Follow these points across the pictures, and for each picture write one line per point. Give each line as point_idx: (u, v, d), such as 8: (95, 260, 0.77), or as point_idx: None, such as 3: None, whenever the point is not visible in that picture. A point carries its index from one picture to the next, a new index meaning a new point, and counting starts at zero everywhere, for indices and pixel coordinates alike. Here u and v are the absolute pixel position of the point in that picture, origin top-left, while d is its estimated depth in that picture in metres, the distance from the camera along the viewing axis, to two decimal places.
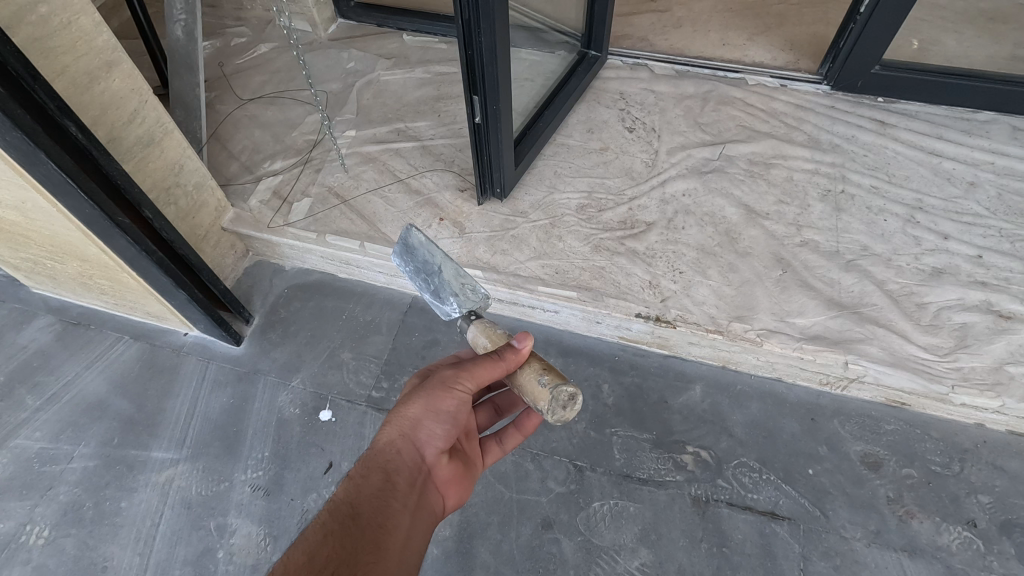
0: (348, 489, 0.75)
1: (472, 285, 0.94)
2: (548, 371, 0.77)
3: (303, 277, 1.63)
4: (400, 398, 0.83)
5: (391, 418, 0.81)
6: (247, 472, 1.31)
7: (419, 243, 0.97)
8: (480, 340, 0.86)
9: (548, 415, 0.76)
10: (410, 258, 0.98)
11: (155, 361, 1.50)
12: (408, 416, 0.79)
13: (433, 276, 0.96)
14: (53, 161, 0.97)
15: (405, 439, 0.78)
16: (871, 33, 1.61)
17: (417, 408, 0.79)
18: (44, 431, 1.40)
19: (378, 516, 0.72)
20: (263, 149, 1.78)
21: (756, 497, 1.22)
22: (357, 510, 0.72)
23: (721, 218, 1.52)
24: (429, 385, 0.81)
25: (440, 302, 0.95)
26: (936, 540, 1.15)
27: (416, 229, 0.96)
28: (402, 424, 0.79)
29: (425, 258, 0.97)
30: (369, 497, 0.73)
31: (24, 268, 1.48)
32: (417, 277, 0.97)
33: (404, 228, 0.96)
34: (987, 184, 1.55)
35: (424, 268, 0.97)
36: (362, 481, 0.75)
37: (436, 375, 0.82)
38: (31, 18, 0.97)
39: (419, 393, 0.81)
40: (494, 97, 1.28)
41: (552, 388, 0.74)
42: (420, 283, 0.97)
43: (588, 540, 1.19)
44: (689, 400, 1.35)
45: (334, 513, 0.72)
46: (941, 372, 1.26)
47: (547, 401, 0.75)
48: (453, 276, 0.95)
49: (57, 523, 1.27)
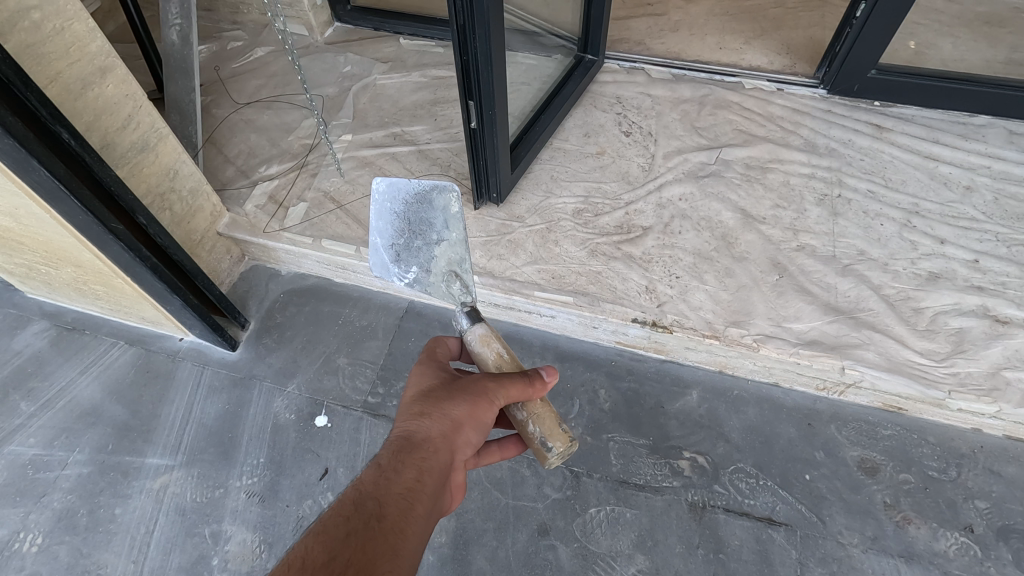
0: (377, 482, 0.68)
1: (449, 279, 0.87)
2: (560, 417, 0.81)
3: (299, 281, 1.63)
4: (440, 391, 0.77)
5: (430, 411, 0.74)
6: (242, 479, 1.30)
7: (443, 204, 0.90)
8: (489, 348, 0.81)
9: (553, 453, 0.77)
10: (413, 205, 0.90)
11: (150, 366, 1.49)
12: (451, 416, 0.73)
13: (421, 240, 0.89)
14: (46, 169, 0.97)
15: (444, 440, 0.72)
16: (867, 37, 1.62)
17: (462, 412, 0.74)
18: (38, 437, 1.39)
19: (403, 519, 0.66)
20: (259, 153, 1.78)
21: (753, 503, 1.21)
22: (384, 508, 0.66)
23: (717, 223, 1.51)
24: (475, 389, 0.75)
25: (400, 264, 0.89)
26: (933, 546, 1.15)
27: (456, 193, 0.89)
28: (444, 423, 0.73)
29: (430, 218, 0.90)
30: (397, 495, 0.68)
31: (19, 273, 1.47)
32: (403, 225, 0.90)
33: (447, 183, 0.88)
34: (983, 188, 1.55)
35: (420, 225, 0.90)
36: (393, 476, 0.69)
37: (477, 380, 0.77)
38: (23, 24, 0.96)
39: (465, 394, 0.75)
40: (490, 102, 1.28)
41: (571, 435, 0.79)
42: (401, 233, 0.90)
43: (585, 547, 1.18)
44: (686, 406, 1.35)
45: (359, 507, 0.66)
46: (938, 377, 1.26)
47: (562, 445, 0.77)
48: (445, 257, 0.89)
49: (51, 531, 1.26)
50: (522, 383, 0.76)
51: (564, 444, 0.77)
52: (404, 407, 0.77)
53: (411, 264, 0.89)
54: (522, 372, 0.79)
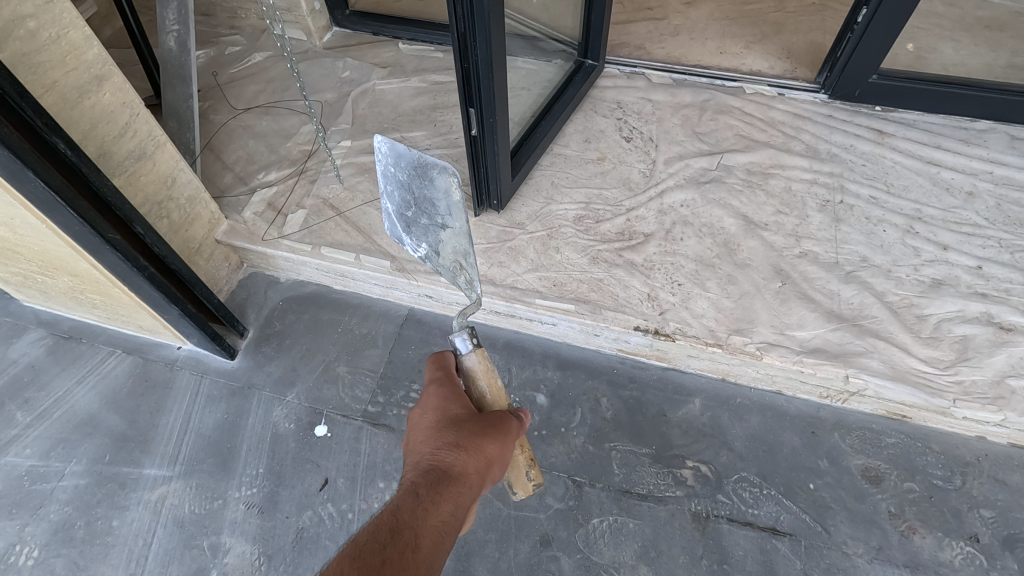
0: (412, 511, 0.67)
1: (456, 264, 0.89)
2: (534, 463, 0.86)
3: (298, 289, 1.62)
4: (474, 424, 0.75)
5: (466, 445, 0.72)
6: (241, 490, 1.29)
7: (443, 184, 0.85)
8: (483, 383, 0.80)
9: (518, 490, 0.86)
10: (414, 178, 0.87)
11: (147, 375, 1.48)
12: (486, 453, 0.71)
13: (427, 218, 0.88)
14: (42, 180, 0.96)
15: (478, 477, 0.71)
16: (868, 43, 1.61)
17: (497, 450, 0.72)
18: (34, 448, 1.38)
19: (435, 553, 0.65)
20: (257, 159, 1.77)
21: (757, 513, 1.20)
22: (419, 540, 0.65)
23: (719, 229, 1.51)
24: (505, 427, 0.75)
25: (411, 235, 0.90)
26: (938, 556, 1.14)
27: (454, 177, 0.83)
28: (477, 460, 0.71)
29: (433, 198, 0.87)
30: (431, 528, 0.66)
31: (15, 282, 1.46)
32: (409, 197, 0.89)
33: (444, 165, 0.83)
34: (986, 194, 1.54)
35: (425, 202, 0.88)
36: (429, 509, 0.67)
37: (504, 417, 0.76)
38: (19, 33, 0.96)
39: (498, 433, 0.73)
40: (491, 109, 1.27)
41: (532, 487, 0.86)
42: (408, 204, 0.90)
43: (588, 558, 1.17)
44: (688, 414, 1.34)
45: (394, 536, 0.64)
46: (943, 386, 1.25)
47: (523, 492, 0.87)
48: (451, 245, 0.88)
49: (47, 544, 1.24)
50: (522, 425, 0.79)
51: (522, 492, 0.86)
52: (436, 435, 0.75)
53: (421, 239, 0.89)
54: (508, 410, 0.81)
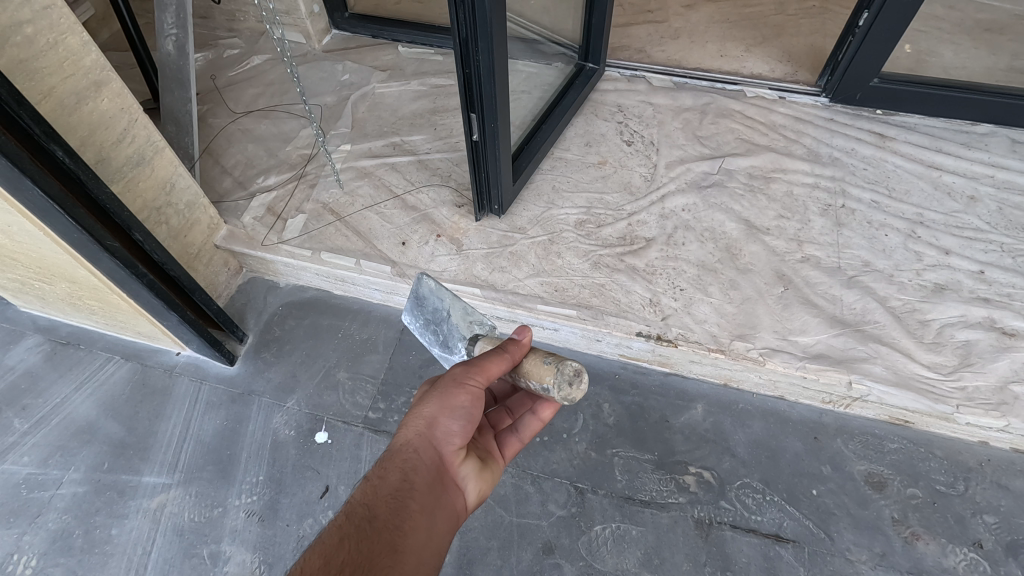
0: (366, 491, 0.73)
1: (478, 326, 0.97)
2: (552, 355, 0.79)
3: (298, 294, 1.61)
4: (416, 399, 0.82)
5: (406, 419, 0.79)
6: (241, 498, 1.28)
7: (431, 290, 0.99)
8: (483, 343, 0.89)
9: (556, 394, 0.76)
10: (423, 308, 1.01)
11: (146, 382, 1.47)
12: (422, 414, 0.78)
13: (442, 330, 0.99)
14: (39, 189, 0.94)
15: (422, 438, 0.76)
16: (869, 47, 1.61)
17: (431, 407, 0.78)
18: (32, 455, 1.37)
19: (395, 519, 0.69)
20: (256, 164, 1.76)
21: (760, 519, 1.20)
22: (375, 511, 0.70)
23: (721, 234, 1.50)
24: (444, 383, 0.79)
25: (448, 348, 0.98)
26: (941, 562, 1.13)
27: (427, 278, 0.99)
28: (417, 424, 0.77)
29: (435, 307, 0.99)
30: (385, 498, 0.71)
31: (11, 288, 1.44)
32: (428, 327, 1.01)
33: (416, 277, 0.99)
34: (987, 198, 1.54)
35: (435, 317, 1.00)
36: (379, 482, 0.73)
37: (447, 374, 0.81)
38: (16, 39, 0.94)
39: (433, 392, 0.79)
40: (492, 115, 1.26)
41: (555, 365, 0.76)
42: (430, 329, 1.01)
43: (590, 565, 1.17)
44: (691, 420, 1.34)
45: (351, 515, 0.70)
46: (946, 392, 1.25)
47: (553, 376, 0.76)
48: (463, 320, 0.97)
49: (45, 552, 1.23)
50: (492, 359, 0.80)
51: (552, 378, 0.75)
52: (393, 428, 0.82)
53: (452, 343, 0.97)
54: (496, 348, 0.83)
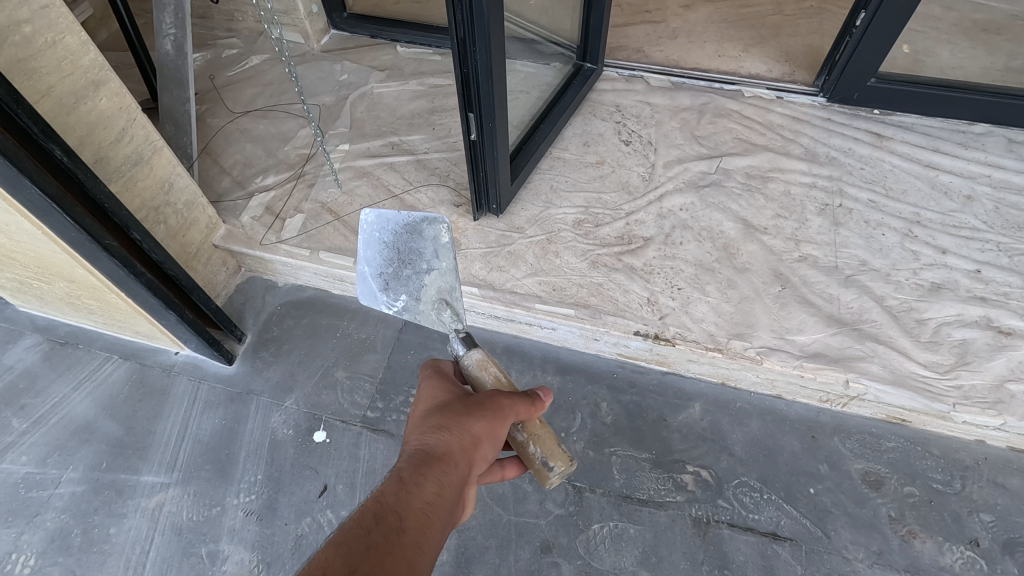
0: (397, 494, 0.67)
1: (450, 305, 0.89)
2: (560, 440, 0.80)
3: (296, 294, 1.61)
4: (458, 405, 0.76)
5: (449, 424, 0.74)
6: (239, 497, 1.28)
7: (432, 234, 0.90)
8: (490, 372, 0.80)
9: (553, 475, 0.76)
10: (403, 235, 0.90)
11: (145, 381, 1.47)
12: (470, 430, 0.72)
13: (407, 273, 0.91)
14: (38, 188, 0.95)
15: (464, 455, 0.72)
16: (866, 47, 1.61)
17: (480, 427, 0.73)
18: (30, 455, 1.37)
19: (421, 535, 0.65)
20: (254, 163, 1.76)
21: (758, 518, 1.20)
22: (403, 521, 0.65)
23: (719, 233, 1.51)
24: (493, 405, 0.75)
25: (388, 292, 0.91)
26: (938, 560, 1.14)
27: (446, 226, 0.90)
28: (463, 438, 0.72)
29: (419, 248, 0.91)
30: (417, 509, 0.66)
31: (10, 287, 1.44)
32: (393, 255, 0.91)
33: (436, 215, 0.90)
34: (984, 198, 1.55)
35: (409, 255, 0.91)
36: (412, 489, 0.68)
37: (491, 395, 0.77)
38: (15, 38, 0.95)
39: (483, 410, 0.74)
40: (490, 114, 1.26)
41: (568, 455, 0.78)
42: (392, 257, 0.91)
43: (588, 563, 1.17)
44: (688, 419, 1.34)
45: (379, 519, 0.64)
46: (943, 390, 1.25)
47: (564, 464, 0.77)
48: (435, 285, 0.90)
49: (43, 552, 1.23)
50: (530, 404, 0.78)
51: (563, 464, 0.77)
52: (420, 424, 0.76)
53: (399, 293, 0.91)
54: (524, 391, 0.80)
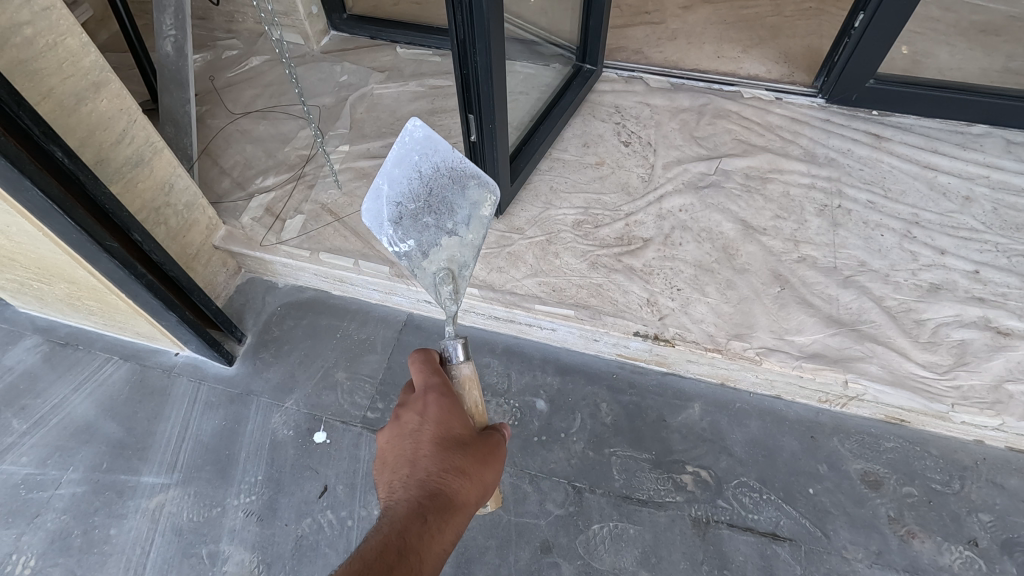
0: (421, 536, 0.67)
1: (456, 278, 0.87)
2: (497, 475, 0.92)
3: (296, 295, 1.61)
4: (476, 449, 0.76)
5: (469, 470, 0.74)
6: (240, 497, 1.28)
7: (473, 198, 0.90)
8: (472, 394, 0.82)
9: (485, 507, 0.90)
10: (443, 178, 0.88)
11: (146, 382, 1.47)
12: (485, 481, 0.75)
13: (428, 220, 0.88)
14: (39, 190, 0.95)
15: (473, 504, 0.74)
16: (865, 48, 1.62)
17: (492, 479, 0.76)
18: (30, 455, 1.37)
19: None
20: (255, 164, 1.76)
21: (758, 518, 1.20)
22: (422, 564, 0.65)
23: (718, 234, 1.51)
24: (500, 457, 0.79)
25: (397, 227, 0.87)
26: (938, 560, 1.14)
27: (492, 198, 0.90)
28: (478, 488, 0.74)
29: (453, 203, 0.89)
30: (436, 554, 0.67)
31: (10, 288, 1.44)
32: (422, 194, 0.88)
33: (490, 181, 0.89)
34: (982, 198, 1.55)
35: (439, 203, 0.88)
36: (436, 534, 0.68)
37: (497, 443, 0.80)
38: (16, 40, 0.95)
39: (496, 462, 0.77)
40: (490, 115, 1.27)
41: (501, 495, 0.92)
42: (421, 195, 0.88)
43: (588, 563, 1.17)
44: (688, 419, 1.34)
45: (402, 561, 0.64)
46: (941, 390, 1.25)
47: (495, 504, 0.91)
48: (450, 252, 0.89)
49: (44, 552, 1.23)
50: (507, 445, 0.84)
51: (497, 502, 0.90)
52: (439, 454, 0.74)
53: (409, 235, 0.88)
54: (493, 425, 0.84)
